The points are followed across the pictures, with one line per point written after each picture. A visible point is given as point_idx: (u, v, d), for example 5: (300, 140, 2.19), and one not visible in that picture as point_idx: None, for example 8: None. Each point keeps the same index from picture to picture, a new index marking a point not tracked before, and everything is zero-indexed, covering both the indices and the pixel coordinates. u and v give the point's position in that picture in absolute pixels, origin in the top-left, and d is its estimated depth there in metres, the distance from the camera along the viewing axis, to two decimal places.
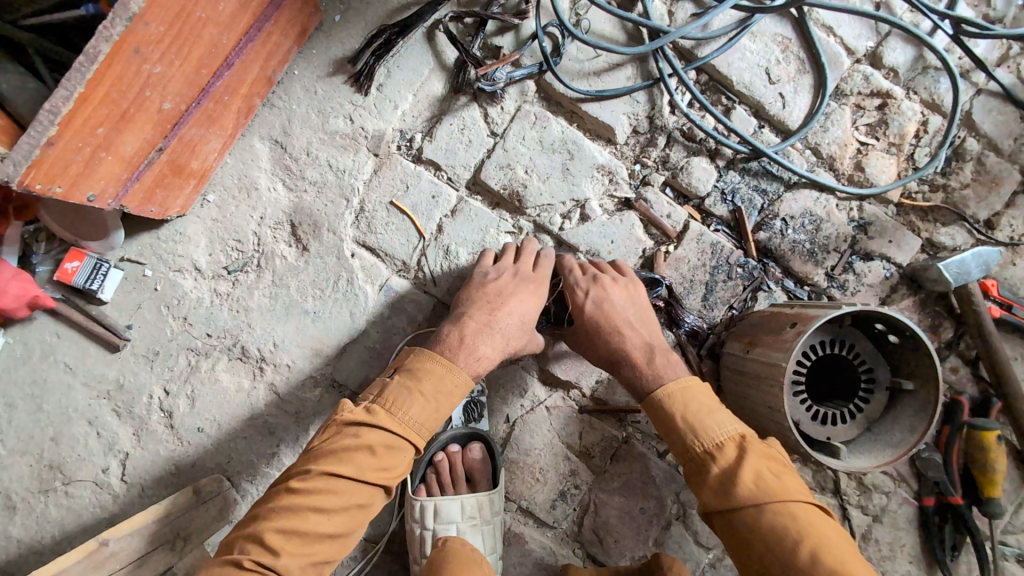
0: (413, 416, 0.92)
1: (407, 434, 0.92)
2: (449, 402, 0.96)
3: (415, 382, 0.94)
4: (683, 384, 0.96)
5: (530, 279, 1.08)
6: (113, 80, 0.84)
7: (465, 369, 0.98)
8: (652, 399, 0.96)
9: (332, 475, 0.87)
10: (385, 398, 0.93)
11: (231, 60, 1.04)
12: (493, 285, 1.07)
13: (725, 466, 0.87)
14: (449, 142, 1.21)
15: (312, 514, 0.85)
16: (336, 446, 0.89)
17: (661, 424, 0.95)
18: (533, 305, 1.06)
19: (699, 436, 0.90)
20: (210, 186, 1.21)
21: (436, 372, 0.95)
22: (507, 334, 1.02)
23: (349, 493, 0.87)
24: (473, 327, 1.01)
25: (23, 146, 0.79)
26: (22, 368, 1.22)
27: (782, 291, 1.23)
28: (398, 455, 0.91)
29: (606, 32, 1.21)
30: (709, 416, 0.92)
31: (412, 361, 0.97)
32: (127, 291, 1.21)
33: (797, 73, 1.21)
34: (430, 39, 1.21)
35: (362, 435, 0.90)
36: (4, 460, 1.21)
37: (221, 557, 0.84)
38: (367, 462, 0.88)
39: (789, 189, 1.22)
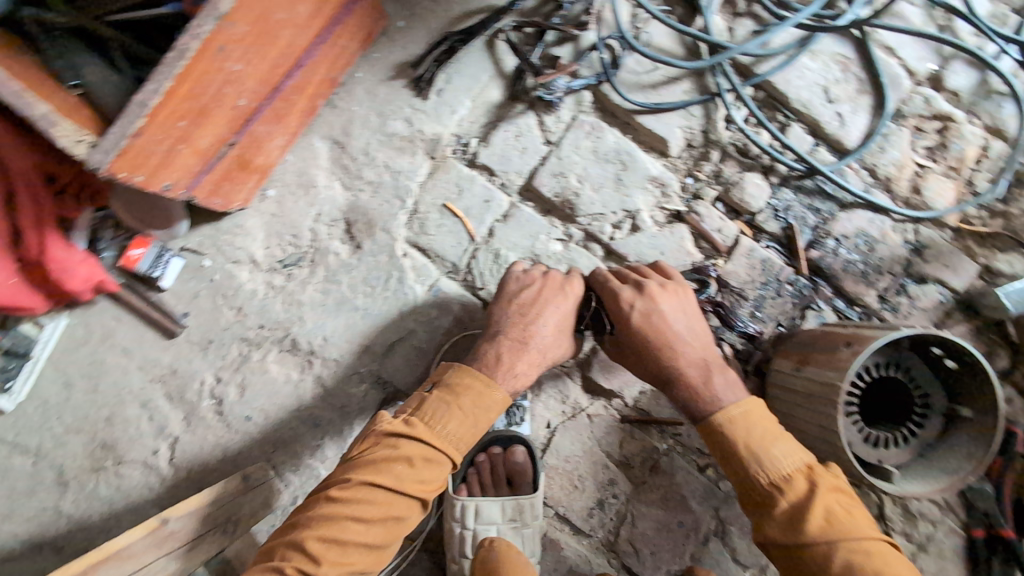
0: (451, 430, 0.93)
1: (444, 448, 0.93)
2: (487, 419, 0.97)
3: (454, 397, 0.95)
4: (745, 407, 0.94)
5: (568, 294, 1.07)
6: (197, 76, 0.88)
7: (502, 388, 0.98)
8: (709, 423, 0.95)
9: (371, 486, 0.88)
10: (424, 411, 0.95)
11: (302, 61, 1.07)
12: (529, 294, 1.06)
13: (793, 500, 0.87)
14: (505, 149, 1.23)
15: (352, 523, 0.87)
16: (373, 455, 0.91)
17: (717, 448, 0.95)
18: (568, 313, 1.06)
19: (765, 470, 0.89)
20: (271, 182, 1.25)
21: (475, 388, 0.96)
22: (543, 347, 1.03)
23: (386, 504, 0.89)
24: (511, 345, 1.01)
25: (113, 136, 0.83)
26: (82, 349, 1.26)
27: (831, 310, 1.21)
28: (436, 469, 0.93)
29: (665, 46, 1.23)
30: (773, 445, 0.91)
31: (451, 377, 0.97)
32: (186, 280, 1.25)
33: (857, 93, 1.21)
34: (490, 48, 1.24)
35: (401, 446, 0.91)
36: (60, 437, 1.25)
37: (265, 564, 0.86)
38: (404, 473, 0.90)
39: (843, 209, 1.22)
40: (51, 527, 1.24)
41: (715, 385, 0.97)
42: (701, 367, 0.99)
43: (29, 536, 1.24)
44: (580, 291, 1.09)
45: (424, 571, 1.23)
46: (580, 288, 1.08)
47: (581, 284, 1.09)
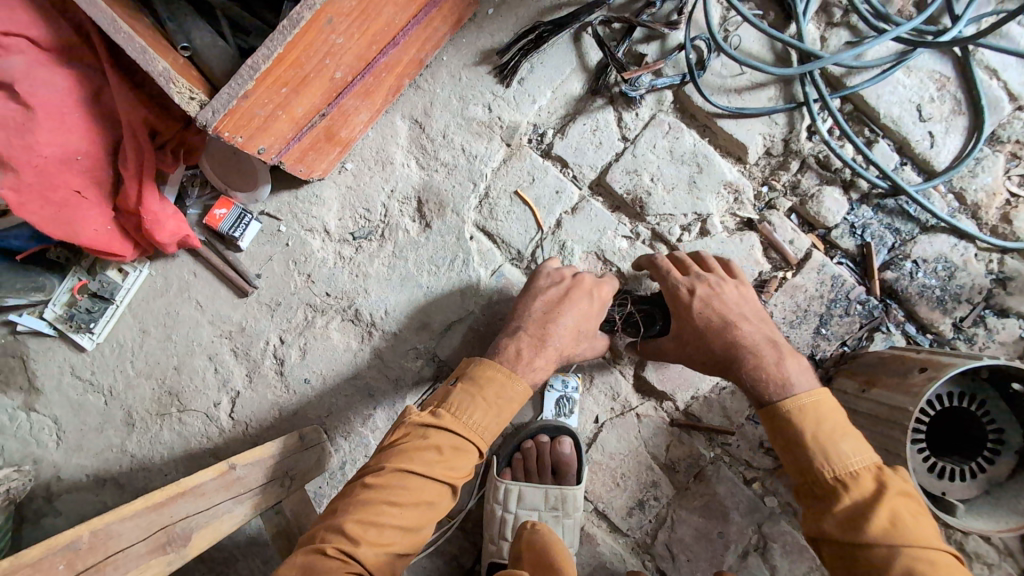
0: (478, 421, 0.93)
1: (470, 437, 0.93)
2: (511, 409, 0.97)
3: (477, 389, 0.95)
4: (816, 398, 0.91)
5: (594, 296, 1.07)
6: (304, 46, 0.91)
7: (523, 380, 0.98)
8: (774, 408, 0.92)
9: (402, 472, 0.89)
10: (449, 402, 0.95)
11: (397, 40, 1.10)
12: (554, 294, 1.06)
13: (855, 501, 0.84)
14: (581, 142, 1.24)
15: (387, 508, 0.87)
16: (403, 445, 0.91)
17: (779, 433, 0.92)
18: (592, 316, 1.06)
19: (828, 465, 0.86)
20: (350, 155, 1.29)
21: (498, 379, 0.96)
22: (561, 347, 1.03)
23: (419, 489, 0.89)
24: (529, 343, 1.01)
25: (223, 96, 0.88)
26: (159, 299, 1.33)
27: (901, 334, 1.18)
28: (464, 456, 0.93)
29: (754, 51, 1.21)
30: (840, 442, 0.87)
31: (474, 369, 0.97)
32: (261, 243, 1.30)
33: (951, 114, 1.17)
34: (576, 40, 1.25)
35: (429, 436, 0.92)
36: (131, 381, 1.32)
37: (305, 547, 0.86)
38: (433, 460, 0.90)
39: (924, 231, 1.18)
40: (116, 464, 1.32)
41: (784, 365, 0.94)
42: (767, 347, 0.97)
43: (96, 470, 1.32)
44: (608, 296, 1.08)
45: (460, 548, 1.26)
46: (610, 289, 1.09)
47: (612, 288, 1.10)
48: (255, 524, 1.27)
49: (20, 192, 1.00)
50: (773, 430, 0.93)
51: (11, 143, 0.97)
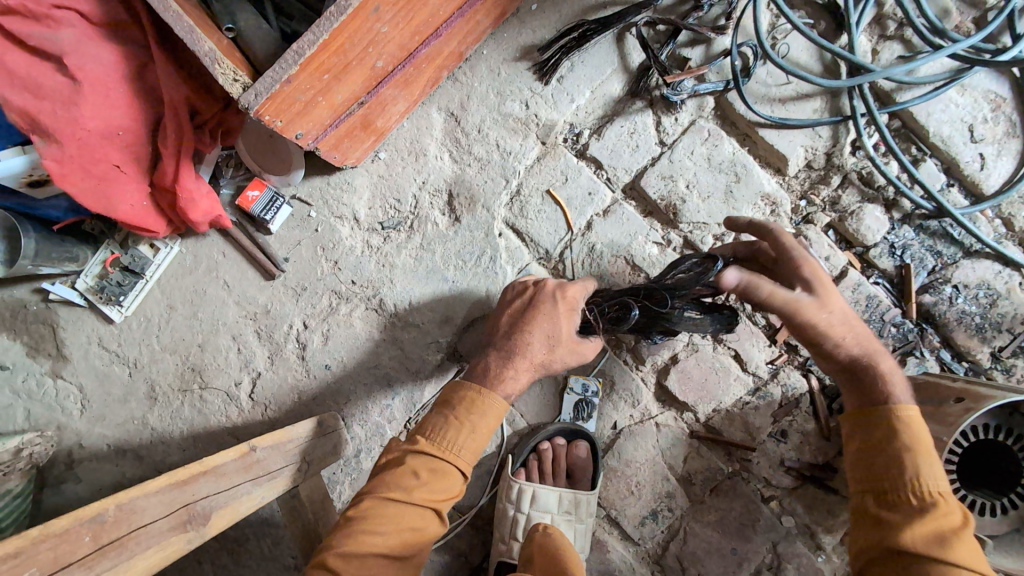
0: (451, 440, 0.90)
1: (447, 457, 0.89)
2: (486, 426, 0.92)
3: (448, 410, 0.92)
4: (920, 417, 0.86)
5: (559, 301, 0.99)
6: (349, 33, 0.90)
7: (499, 394, 0.93)
8: (883, 410, 0.86)
9: (381, 498, 0.86)
10: (425, 426, 0.93)
11: (440, 31, 1.08)
12: (519, 306, 1.01)
13: (934, 522, 0.76)
14: (617, 144, 1.23)
15: (370, 537, 0.83)
16: (384, 473, 0.90)
17: (869, 435, 0.87)
18: (562, 325, 0.97)
19: (913, 476, 0.80)
20: (384, 145, 1.29)
21: (470, 397, 0.92)
22: (534, 357, 0.96)
23: (399, 515, 0.85)
24: (496, 357, 0.97)
25: (267, 80, 0.88)
26: (188, 277, 1.34)
27: (935, 360, 1.15)
28: (445, 477, 0.89)
29: (802, 61, 1.18)
30: (934, 461, 0.81)
31: (449, 392, 0.95)
32: (291, 227, 1.31)
33: (1005, 136, 1.13)
34: (619, 41, 1.23)
35: (406, 460, 0.90)
36: (156, 355, 1.34)
37: None
38: (411, 485, 0.87)
39: (968, 256, 1.14)
40: (136, 436, 1.34)
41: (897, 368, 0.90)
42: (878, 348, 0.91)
43: (116, 440, 1.34)
44: (576, 300, 1.00)
45: (469, 545, 1.26)
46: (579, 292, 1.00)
47: (580, 294, 1.00)
48: (268, 506, 1.28)
49: (64, 164, 1.02)
50: (862, 432, 0.88)
51: (58, 115, 0.99)
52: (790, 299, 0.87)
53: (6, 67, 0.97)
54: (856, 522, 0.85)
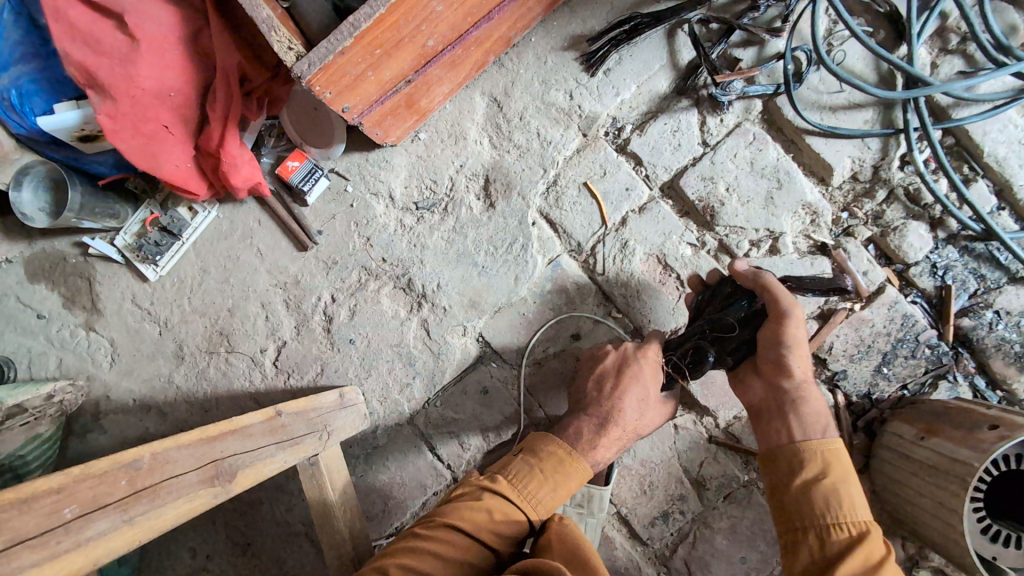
0: (531, 490, 0.94)
1: (522, 506, 0.92)
2: (567, 487, 0.96)
3: (537, 459, 0.97)
4: (840, 449, 0.91)
5: (643, 362, 1.04)
6: (405, 10, 0.90)
7: (585, 460, 0.98)
8: (809, 447, 0.91)
9: (451, 527, 0.88)
10: (508, 469, 0.97)
11: (493, 15, 1.08)
12: (606, 369, 1.06)
13: (866, 553, 0.81)
14: (659, 141, 1.21)
15: (431, 560, 0.85)
16: (461, 502, 0.92)
17: (794, 473, 0.90)
18: (649, 388, 1.03)
19: (844, 512, 0.84)
20: (425, 126, 1.29)
21: (558, 454, 0.97)
22: (627, 423, 1.02)
23: (464, 549, 0.87)
24: (594, 424, 1.01)
25: (321, 50, 0.89)
26: (223, 242, 1.36)
27: (968, 386, 1.12)
28: (515, 525, 0.91)
29: (857, 70, 1.16)
30: (856, 490, 0.87)
31: (537, 443, 1.00)
32: (326, 201, 1.32)
33: None
34: (670, 37, 1.22)
35: (484, 497, 0.92)
36: (186, 316, 1.37)
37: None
38: (483, 522, 0.89)
39: (1012, 281, 1.11)
40: (161, 392, 1.37)
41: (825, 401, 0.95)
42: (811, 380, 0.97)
43: (142, 396, 1.37)
44: (659, 363, 1.05)
45: None
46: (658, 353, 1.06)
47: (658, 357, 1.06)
48: (284, 473, 1.30)
49: (116, 120, 1.06)
50: (786, 469, 0.91)
51: (116, 72, 1.03)
52: (787, 301, 0.95)
53: (71, 24, 1.03)
54: (791, 563, 0.87)
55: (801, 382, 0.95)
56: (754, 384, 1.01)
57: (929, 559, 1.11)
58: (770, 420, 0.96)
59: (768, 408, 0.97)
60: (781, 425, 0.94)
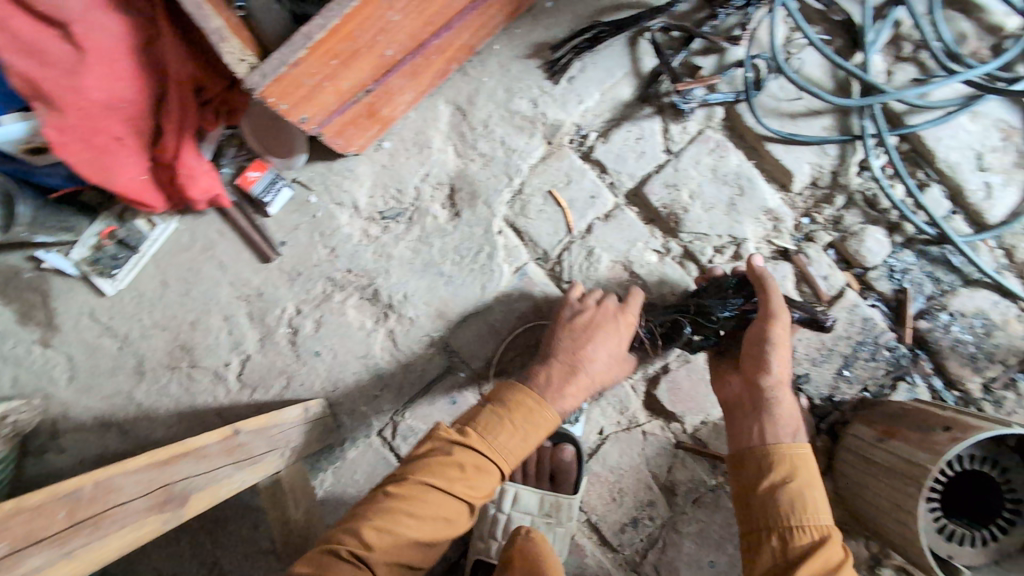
0: (502, 442, 0.92)
1: (495, 459, 0.91)
2: (537, 435, 0.95)
3: (507, 412, 0.93)
4: (806, 451, 0.91)
5: (621, 322, 1.07)
6: (360, 20, 0.90)
7: (553, 408, 0.96)
8: (777, 449, 0.91)
9: (423, 484, 0.86)
10: (476, 419, 0.94)
11: (453, 23, 1.07)
12: (582, 320, 1.07)
13: (825, 557, 0.82)
14: (623, 149, 1.22)
15: (405, 518, 0.83)
16: (429, 458, 0.89)
17: (762, 475, 0.90)
18: (618, 345, 1.05)
19: (807, 515, 0.85)
20: (389, 134, 1.28)
21: (528, 404, 0.94)
22: (594, 374, 1.02)
23: (438, 505, 0.86)
24: (560, 369, 1.00)
25: (273, 62, 0.87)
26: (184, 254, 1.33)
27: (927, 387, 1.14)
28: (487, 477, 0.90)
29: (815, 77, 1.18)
30: (820, 494, 0.88)
31: (505, 392, 0.96)
32: (289, 211, 1.30)
33: (1012, 167, 1.13)
34: (632, 45, 1.22)
35: (454, 452, 0.90)
36: (147, 331, 1.33)
37: (318, 548, 0.83)
38: (456, 477, 0.88)
39: (966, 284, 1.14)
40: (122, 410, 1.33)
41: (799, 408, 0.95)
42: (787, 386, 0.97)
43: (102, 413, 1.33)
44: (633, 321, 1.08)
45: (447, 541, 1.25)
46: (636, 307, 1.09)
47: (637, 315, 1.09)
48: (249, 489, 1.28)
49: (64, 133, 1.01)
50: (754, 471, 0.92)
51: (60, 84, 0.97)
52: (778, 304, 0.98)
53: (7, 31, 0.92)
54: (754, 562, 0.87)
55: (777, 382, 0.96)
56: (732, 380, 1.02)
57: (891, 557, 1.13)
58: (743, 418, 0.96)
59: (743, 404, 0.98)
60: (753, 423, 0.95)
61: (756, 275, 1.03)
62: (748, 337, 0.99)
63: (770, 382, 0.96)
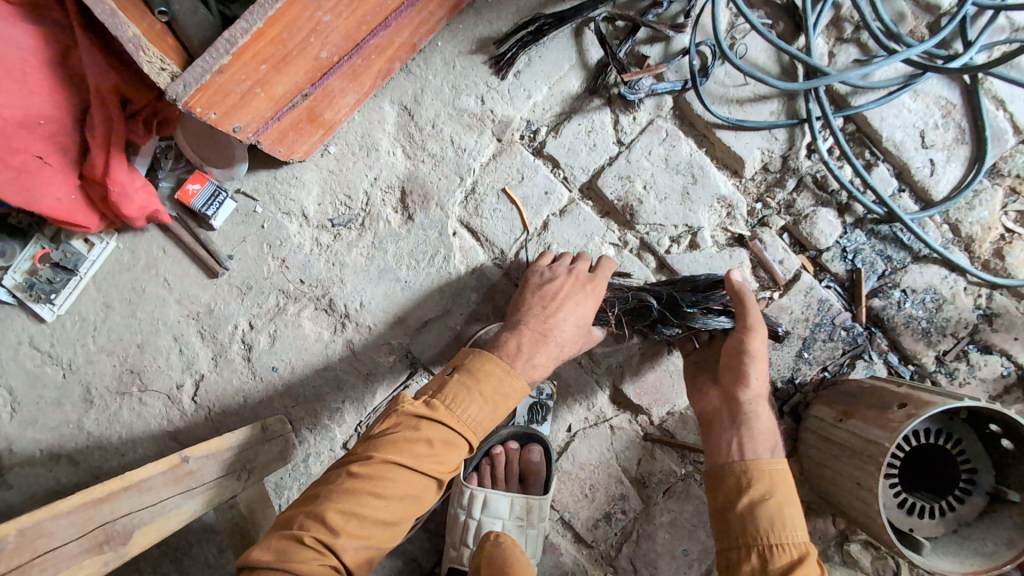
0: (471, 415, 0.88)
1: (463, 432, 0.87)
2: (506, 406, 0.91)
3: (474, 382, 0.89)
4: (782, 468, 0.91)
5: (589, 290, 1.04)
6: (287, 22, 0.85)
7: (520, 377, 0.92)
8: (755, 465, 0.91)
9: (389, 463, 0.82)
10: (442, 392, 0.88)
11: (389, 22, 1.03)
12: (551, 288, 1.04)
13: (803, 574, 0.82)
14: (574, 143, 1.20)
15: (372, 500, 0.80)
16: (395, 435, 0.85)
17: (741, 491, 0.90)
18: (587, 312, 1.03)
19: (785, 533, 0.85)
20: (334, 138, 1.23)
21: (495, 373, 0.90)
22: (562, 343, 1.00)
23: (407, 482, 0.83)
24: (530, 337, 0.98)
25: (196, 70, 0.82)
26: (126, 274, 1.27)
27: (883, 364, 1.17)
28: (456, 452, 0.87)
29: (760, 62, 1.18)
30: (797, 511, 0.88)
31: (472, 360, 0.92)
32: (235, 223, 1.25)
33: (955, 142, 1.15)
34: (578, 36, 1.20)
35: (421, 427, 0.85)
36: (92, 356, 1.27)
37: (281, 533, 0.80)
38: (423, 454, 0.84)
39: (916, 260, 1.16)
40: (71, 440, 1.27)
41: (776, 424, 0.97)
42: (765, 399, 0.99)
43: (50, 445, 1.27)
44: (603, 286, 1.06)
45: (421, 549, 1.23)
46: (607, 272, 1.08)
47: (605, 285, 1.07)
48: (212, 512, 1.24)
49: None
50: (733, 485, 0.91)
51: None
52: (755, 318, 0.97)
53: None
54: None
55: (755, 397, 0.97)
56: (711, 393, 1.03)
57: (858, 532, 1.15)
58: (721, 432, 0.97)
59: (721, 418, 0.98)
60: (731, 438, 0.95)
61: (735, 290, 0.98)
62: (727, 349, 1.00)
63: (748, 397, 0.97)
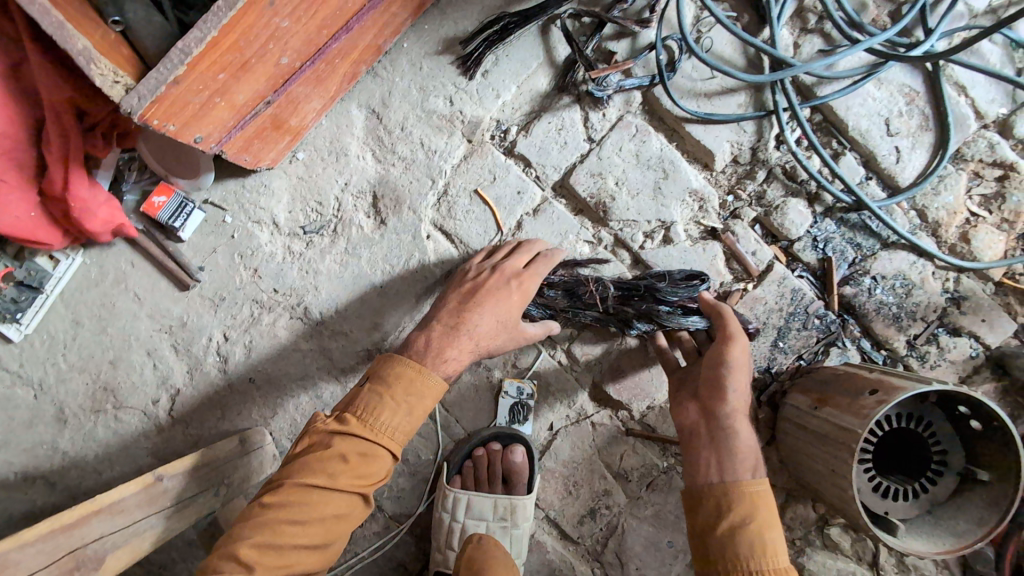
0: (384, 424, 0.85)
1: (379, 441, 0.85)
2: (423, 407, 0.88)
3: (385, 389, 0.86)
4: (763, 491, 0.91)
5: (516, 287, 1.00)
6: (243, 29, 0.83)
7: (435, 373, 0.89)
8: (734, 488, 0.91)
9: (302, 486, 0.81)
10: (355, 405, 0.87)
11: (351, 25, 1.01)
12: (473, 287, 1.01)
13: None
14: (545, 141, 1.20)
15: (286, 526, 0.80)
16: (311, 455, 0.84)
17: (721, 515, 0.90)
18: (512, 306, 0.99)
19: (766, 559, 0.86)
20: (302, 144, 1.22)
21: (406, 375, 0.87)
22: (476, 336, 0.95)
23: (324, 503, 0.81)
24: (441, 331, 0.95)
25: (150, 82, 0.81)
26: (94, 290, 1.25)
27: (856, 350, 1.18)
28: (377, 463, 0.85)
29: (726, 55, 1.18)
30: (778, 534, 0.88)
31: (382, 368, 0.89)
32: (205, 234, 1.23)
33: (919, 129, 1.16)
34: (544, 34, 1.19)
35: (333, 444, 0.84)
36: (63, 374, 1.25)
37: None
38: (338, 470, 0.82)
39: (885, 247, 1.18)
40: (45, 461, 1.25)
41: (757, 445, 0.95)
42: (744, 414, 0.98)
43: (24, 467, 1.25)
44: (535, 280, 1.02)
45: (408, 554, 1.24)
46: (541, 266, 1.04)
47: (537, 280, 1.02)
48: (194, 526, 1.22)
49: None
50: (713, 509, 0.92)
51: None
52: (734, 326, 0.99)
53: None
54: None
55: (733, 412, 0.96)
56: (688, 407, 1.01)
57: (837, 516, 1.17)
58: (699, 450, 0.96)
59: (699, 433, 0.98)
60: (709, 458, 0.95)
61: (708, 306, 1.04)
62: (707, 361, 1.01)
63: (727, 410, 0.96)
